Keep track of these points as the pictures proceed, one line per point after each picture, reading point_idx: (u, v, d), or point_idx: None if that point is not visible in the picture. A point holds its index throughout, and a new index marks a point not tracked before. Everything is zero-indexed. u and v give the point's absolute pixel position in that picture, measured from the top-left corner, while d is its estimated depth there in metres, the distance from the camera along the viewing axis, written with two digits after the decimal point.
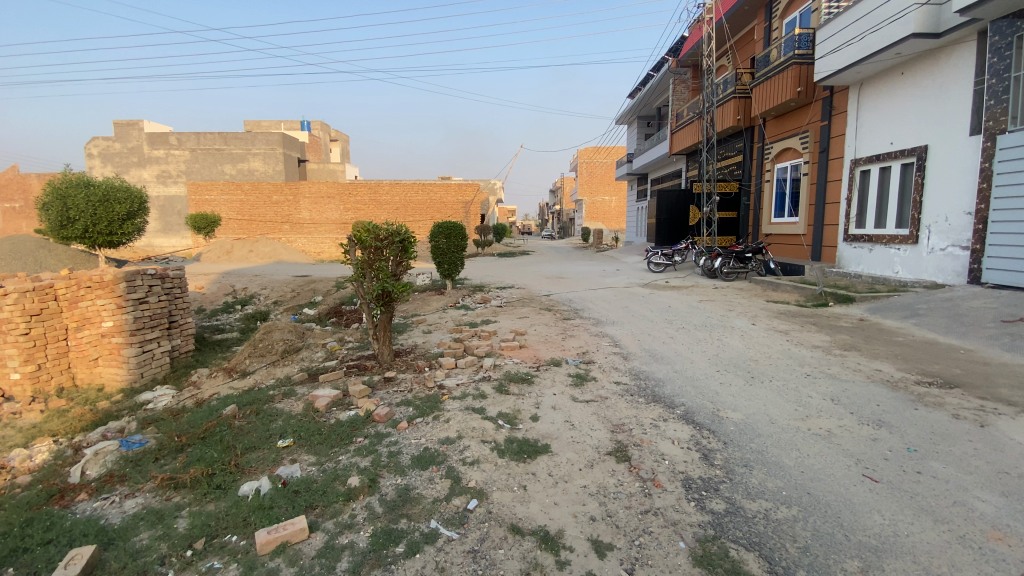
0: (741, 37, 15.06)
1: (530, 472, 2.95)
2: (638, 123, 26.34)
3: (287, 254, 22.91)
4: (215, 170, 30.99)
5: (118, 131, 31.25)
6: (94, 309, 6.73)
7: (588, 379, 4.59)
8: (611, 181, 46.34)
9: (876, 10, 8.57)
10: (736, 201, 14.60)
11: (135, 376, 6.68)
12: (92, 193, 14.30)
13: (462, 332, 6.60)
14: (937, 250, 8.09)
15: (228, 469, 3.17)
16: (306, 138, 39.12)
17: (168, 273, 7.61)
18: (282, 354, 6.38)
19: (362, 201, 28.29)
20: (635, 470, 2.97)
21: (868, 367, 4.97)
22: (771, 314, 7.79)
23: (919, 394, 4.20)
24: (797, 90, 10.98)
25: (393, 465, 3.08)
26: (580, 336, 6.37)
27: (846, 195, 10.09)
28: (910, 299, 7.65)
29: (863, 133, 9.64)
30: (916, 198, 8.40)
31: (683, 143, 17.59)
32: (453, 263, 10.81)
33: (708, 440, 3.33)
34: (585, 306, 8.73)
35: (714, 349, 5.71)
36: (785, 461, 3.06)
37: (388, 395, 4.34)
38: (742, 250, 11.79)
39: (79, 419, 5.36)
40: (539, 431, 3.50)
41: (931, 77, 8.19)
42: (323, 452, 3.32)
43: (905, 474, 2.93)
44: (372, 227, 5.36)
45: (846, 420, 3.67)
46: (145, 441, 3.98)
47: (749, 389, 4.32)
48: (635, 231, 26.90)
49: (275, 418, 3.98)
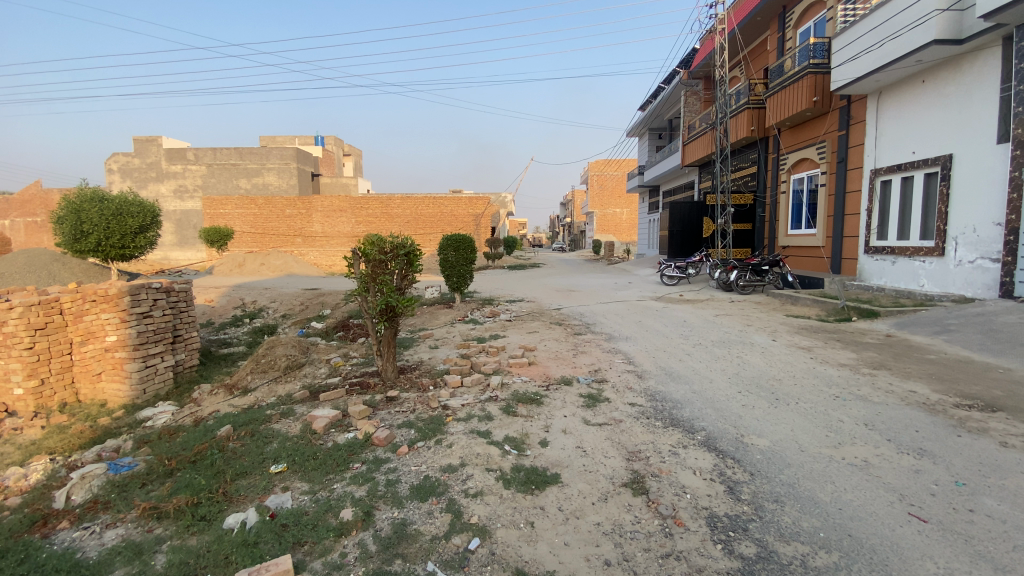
0: (755, 48, 14.88)
1: (538, 506, 2.70)
2: (649, 135, 26.18)
3: (298, 267, 22.98)
4: (231, 185, 31.49)
5: (138, 147, 31.51)
6: (99, 323, 6.58)
7: (601, 401, 4.32)
8: (622, 194, 46.24)
9: (896, 17, 8.32)
10: (751, 213, 14.29)
11: (138, 392, 6.52)
12: (106, 207, 14.42)
13: (469, 348, 6.37)
14: (965, 263, 7.74)
15: (215, 498, 2.96)
16: (320, 153, 39.61)
17: (173, 287, 7.50)
18: (284, 371, 6.19)
19: (374, 214, 28.37)
20: (653, 505, 2.71)
21: (901, 389, 4.64)
22: (792, 330, 7.46)
23: (960, 418, 3.87)
24: (814, 99, 10.74)
25: (390, 496, 2.85)
26: (592, 353, 6.11)
27: (866, 206, 9.75)
28: (940, 314, 7.27)
29: (883, 143, 9.33)
30: (941, 208, 8.06)
31: (695, 155, 17.36)
32: (462, 276, 10.58)
33: (733, 471, 3.06)
34: (597, 321, 8.46)
35: (733, 367, 5.41)
36: (821, 497, 2.77)
37: (389, 416, 4.12)
38: (759, 262, 11.47)
39: (78, 436, 5.20)
40: (548, 458, 3.25)
41: (955, 84, 7.89)
42: (317, 479, 3.10)
43: (958, 512, 2.63)
44: (377, 240, 5.18)
45: (883, 448, 3.37)
46: (135, 464, 3.80)
47: (774, 413, 4.03)
48: (646, 244, 26.57)
49: (270, 440, 3.78)
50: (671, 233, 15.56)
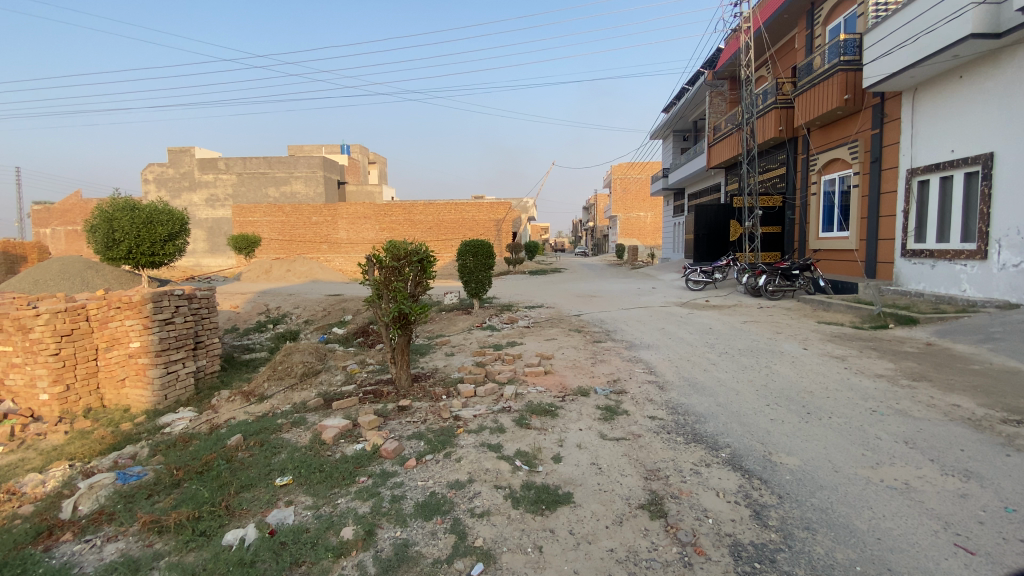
0: (782, 47, 14.46)
1: (547, 529, 2.55)
2: (673, 137, 25.81)
3: (322, 273, 23.28)
4: (260, 193, 32.27)
5: (172, 158, 32.58)
6: (122, 330, 6.67)
7: (619, 413, 4.13)
8: (646, 198, 45.75)
9: (930, 11, 7.91)
10: (780, 215, 13.84)
11: (159, 398, 6.58)
12: (137, 216, 14.87)
13: (485, 355, 6.24)
14: (1010, 267, 7.28)
15: (216, 512, 2.90)
16: (345, 161, 40.31)
17: (196, 294, 7.57)
18: (301, 377, 6.15)
19: (398, 221, 28.59)
20: (671, 530, 2.52)
21: (943, 402, 4.31)
22: (824, 338, 7.11)
23: (1009, 436, 3.55)
24: (844, 97, 10.33)
25: (393, 513, 2.73)
26: (611, 362, 5.92)
27: (903, 207, 9.28)
28: (983, 321, 6.83)
29: (918, 141, 8.87)
30: (984, 209, 7.59)
31: (721, 156, 16.94)
32: (480, 283, 10.48)
33: (759, 493, 2.84)
34: (618, 328, 8.22)
35: (761, 378, 5.14)
36: (856, 525, 2.53)
37: (399, 427, 4.00)
38: (788, 266, 11.07)
39: (98, 442, 5.26)
40: (560, 476, 3.08)
41: (995, 79, 7.44)
42: (320, 493, 3.00)
43: (1009, 544, 2.35)
44: (390, 246, 5.11)
45: (925, 469, 3.09)
46: (143, 474, 3.78)
47: (805, 428, 3.78)
48: (671, 248, 26.10)
49: (278, 450, 3.71)
50: (696, 237, 15.22)
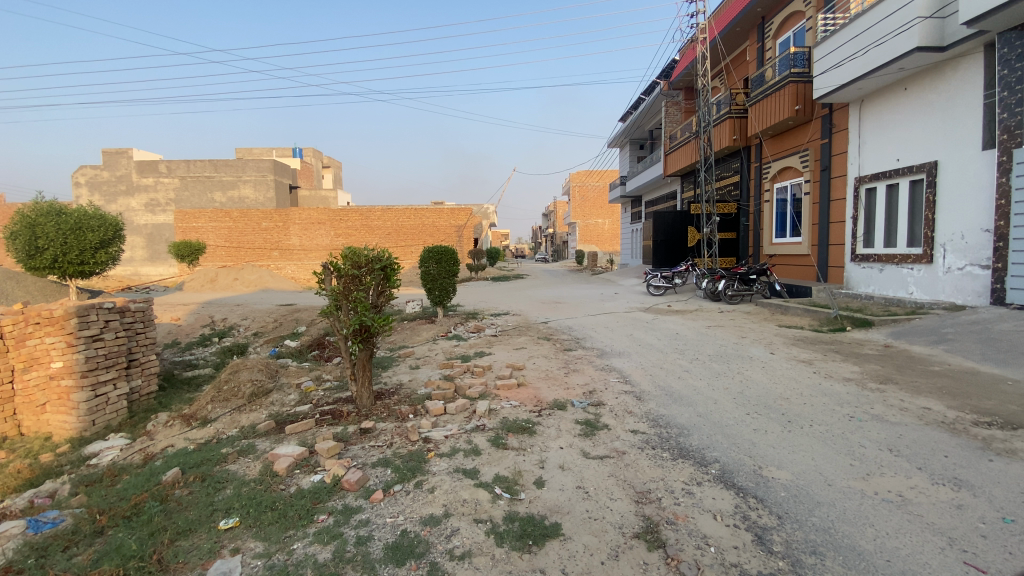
0: (735, 58, 14.89)
1: (536, 569, 2.28)
2: (631, 145, 26.31)
3: (274, 282, 22.14)
4: (205, 198, 30.56)
5: (107, 160, 30.39)
6: (42, 348, 5.91)
7: (599, 428, 3.90)
8: (604, 204, 46.46)
9: (878, 25, 8.20)
10: (736, 221, 14.16)
11: (85, 424, 5.84)
12: (64, 221, 13.63)
13: (453, 367, 5.91)
14: (955, 270, 7.59)
15: (145, 568, 2.45)
16: (298, 165, 38.92)
17: (128, 307, 6.82)
18: (249, 398, 5.60)
19: (354, 227, 27.71)
20: (673, 562, 2.31)
21: (914, 405, 4.33)
22: (788, 342, 7.18)
23: (985, 439, 3.56)
24: (795, 108, 10.62)
25: (359, 559, 2.39)
26: (584, 371, 5.71)
27: (852, 213, 9.61)
28: (935, 323, 7.07)
29: (866, 151, 9.22)
30: (928, 215, 7.93)
31: (678, 164, 17.27)
32: (445, 290, 10.09)
33: (758, 514, 2.67)
34: (586, 335, 8.05)
35: (736, 385, 5.05)
36: (863, 546, 2.39)
37: (362, 454, 3.63)
38: (746, 271, 11.29)
39: (13, 477, 4.58)
40: (545, 503, 2.82)
41: (937, 91, 7.80)
42: (273, 538, 2.61)
43: (1016, 558, 2.26)
44: (350, 254, 4.72)
45: (915, 478, 3.02)
46: (61, 519, 3.23)
47: (788, 438, 3.68)
48: (630, 253, 26.44)
49: (222, 486, 3.26)
50: (656, 242, 15.36)
